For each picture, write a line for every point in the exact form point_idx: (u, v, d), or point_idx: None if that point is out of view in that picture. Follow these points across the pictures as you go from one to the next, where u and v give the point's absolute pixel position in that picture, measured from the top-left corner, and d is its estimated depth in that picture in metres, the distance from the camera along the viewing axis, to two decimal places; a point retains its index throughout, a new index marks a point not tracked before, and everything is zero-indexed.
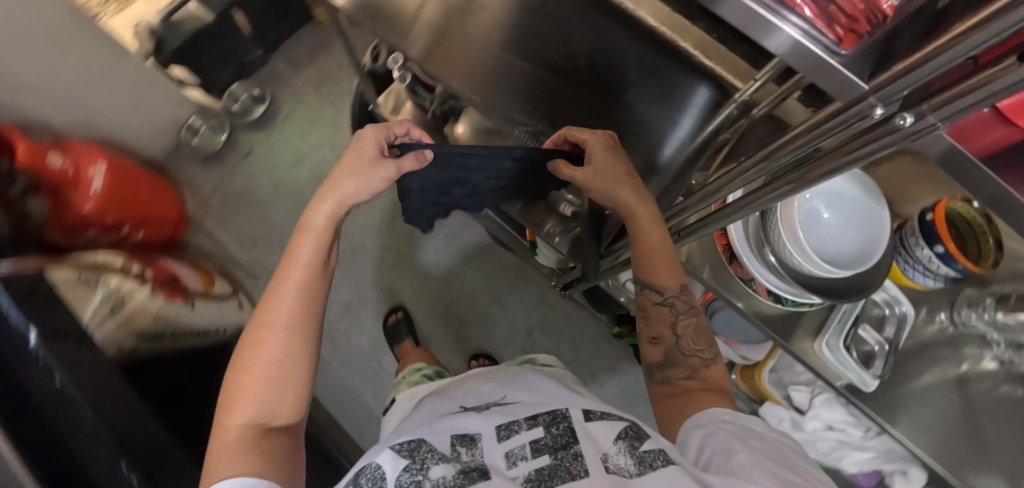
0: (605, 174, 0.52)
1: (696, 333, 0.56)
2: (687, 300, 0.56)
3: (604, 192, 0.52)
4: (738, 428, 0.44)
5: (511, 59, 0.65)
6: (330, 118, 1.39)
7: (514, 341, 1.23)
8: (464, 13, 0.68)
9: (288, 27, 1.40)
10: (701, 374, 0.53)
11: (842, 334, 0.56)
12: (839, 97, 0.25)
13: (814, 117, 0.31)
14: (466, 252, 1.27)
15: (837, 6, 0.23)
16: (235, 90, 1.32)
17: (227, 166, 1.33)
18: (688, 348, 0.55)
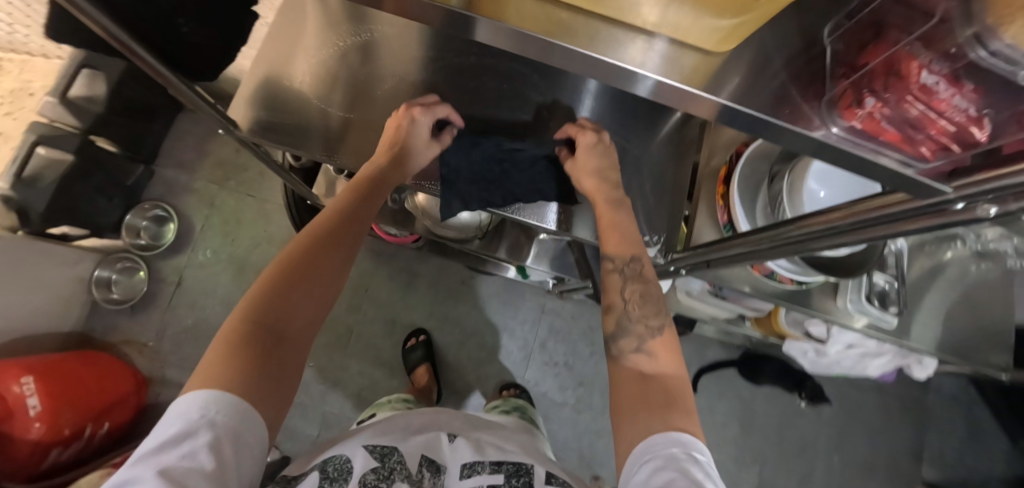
0: (591, 163, 0.58)
1: (643, 300, 0.52)
2: (635, 268, 0.54)
3: (595, 173, 0.58)
4: (683, 471, 0.37)
5: None
6: (255, 210, 1.26)
7: (532, 358, 1.25)
8: (371, 86, 0.65)
9: (161, 128, 1.22)
10: (648, 344, 0.50)
11: (862, 291, 0.63)
12: (914, 196, 0.28)
13: (879, 198, 0.32)
14: (454, 293, 1.25)
15: (925, 134, 0.25)
16: (132, 221, 1.18)
17: (163, 305, 1.19)
18: (634, 314, 0.51)
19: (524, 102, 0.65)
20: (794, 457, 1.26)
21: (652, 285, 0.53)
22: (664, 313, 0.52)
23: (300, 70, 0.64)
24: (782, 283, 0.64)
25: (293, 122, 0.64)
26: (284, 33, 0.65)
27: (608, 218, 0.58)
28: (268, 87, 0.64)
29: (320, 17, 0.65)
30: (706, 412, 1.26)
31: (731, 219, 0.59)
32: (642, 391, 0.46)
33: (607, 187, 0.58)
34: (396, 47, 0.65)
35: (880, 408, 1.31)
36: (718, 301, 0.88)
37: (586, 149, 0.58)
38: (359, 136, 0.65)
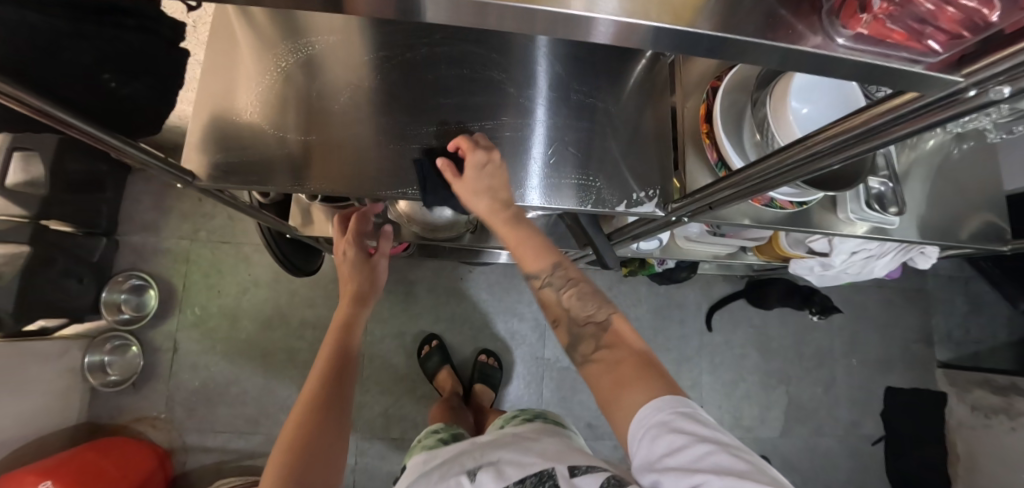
0: (477, 180, 0.54)
1: (580, 299, 0.50)
2: (561, 275, 0.50)
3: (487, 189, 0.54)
4: (678, 431, 0.37)
5: (395, 121, 0.63)
6: (234, 256, 1.21)
7: (548, 336, 1.25)
8: (323, 100, 0.62)
9: (112, 196, 1.15)
10: (604, 339, 0.47)
11: (860, 198, 0.66)
12: (927, 92, 0.28)
13: (893, 100, 0.32)
14: (456, 291, 1.23)
15: (935, 26, 0.25)
16: (110, 297, 1.12)
17: (165, 374, 1.14)
18: (579, 317, 0.49)
19: (483, 85, 0.65)
20: (815, 369, 1.31)
21: (583, 283, 0.51)
22: (606, 305, 0.50)
23: (249, 100, 0.62)
24: (784, 209, 0.65)
25: (252, 159, 0.60)
26: (219, 65, 0.62)
27: (510, 234, 0.53)
28: (217, 126, 0.61)
29: (254, 42, 0.63)
30: (723, 347, 1.29)
31: (722, 155, 0.61)
32: (612, 371, 0.44)
33: (500, 206, 0.54)
34: (338, 57, 0.64)
35: (885, 303, 1.35)
36: (719, 241, 0.92)
37: (473, 168, 0.54)
38: (322, 157, 0.61)
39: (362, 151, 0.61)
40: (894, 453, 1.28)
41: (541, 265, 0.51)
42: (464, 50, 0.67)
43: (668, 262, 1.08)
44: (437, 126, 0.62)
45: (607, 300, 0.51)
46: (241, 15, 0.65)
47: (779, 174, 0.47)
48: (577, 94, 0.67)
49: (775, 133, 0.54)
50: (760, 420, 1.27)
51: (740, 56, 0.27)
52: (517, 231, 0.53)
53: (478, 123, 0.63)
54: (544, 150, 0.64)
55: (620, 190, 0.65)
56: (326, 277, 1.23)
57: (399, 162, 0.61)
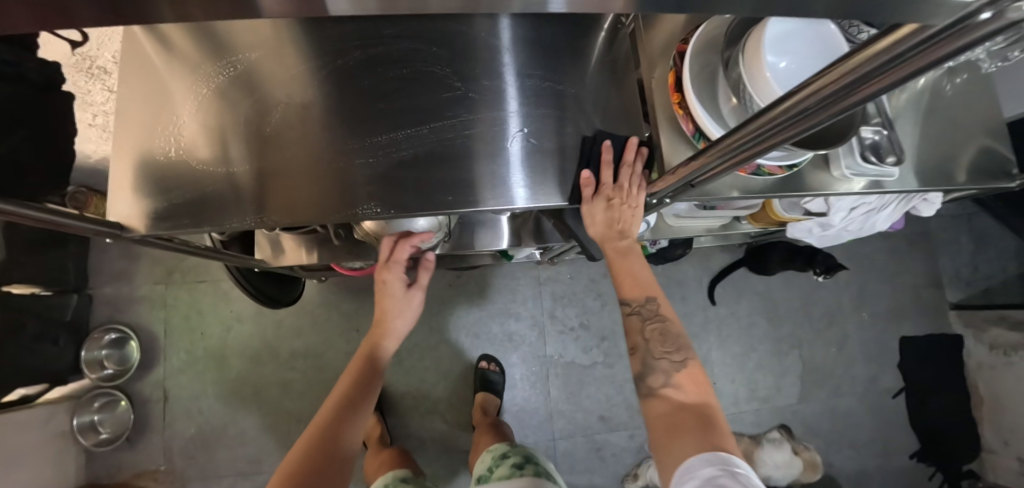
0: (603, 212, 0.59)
1: (662, 338, 0.59)
2: (652, 308, 0.60)
3: (621, 215, 0.59)
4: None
5: (339, 134, 0.58)
6: (212, 294, 1.16)
7: (548, 333, 1.20)
8: (258, 121, 0.58)
9: (75, 250, 1.10)
10: (674, 378, 0.57)
11: (854, 152, 0.61)
12: (932, 16, 0.23)
13: (885, 34, 0.27)
14: (446, 299, 1.18)
15: None
16: (90, 355, 1.08)
17: (159, 426, 1.11)
18: (658, 351, 0.58)
19: (431, 84, 0.60)
20: (826, 329, 1.27)
21: (669, 322, 0.60)
22: (685, 349, 0.58)
23: (180, 135, 0.57)
24: (775, 175, 0.61)
25: (193, 198, 0.56)
26: (142, 103, 0.58)
27: (619, 264, 0.62)
28: (149, 168, 0.56)
29: (178, 72, 0.59)
30: (730, 319, 1.25)
31: (698, 125, 0.56)
32: (673, 414, 0.53)
33: (615, 234, 0.60)
34: (269, 74, 0.59)
35: (890, 251, 1.30)
36: (710, 214, 0.87)
37: (606, 206, 0.59)
38: (264, 185, 0.56)
39: (305, 173, 0.56)
40: (915, 404, 1.25)
41: (642, 293, 0.61)
42: (405, 48, 0.62)
43: (661, 241, 1.03)
44: (385, 135, 0.58)
45: (683, 338, 0.59)
46: (158, 45, 0.60)
47: (762, 140, 0.41)
48: (532, 79, 0.62)
49: (752, 95, 0.49)
50: (776, 389, 1.23)
51: (713, 12, 0.22)
52: (637, 263, 0.62)
53: (428, 126, 0.59)
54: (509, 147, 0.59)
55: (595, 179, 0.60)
56: (310, 303, 1.18)
57: (355, 177, 0.56)
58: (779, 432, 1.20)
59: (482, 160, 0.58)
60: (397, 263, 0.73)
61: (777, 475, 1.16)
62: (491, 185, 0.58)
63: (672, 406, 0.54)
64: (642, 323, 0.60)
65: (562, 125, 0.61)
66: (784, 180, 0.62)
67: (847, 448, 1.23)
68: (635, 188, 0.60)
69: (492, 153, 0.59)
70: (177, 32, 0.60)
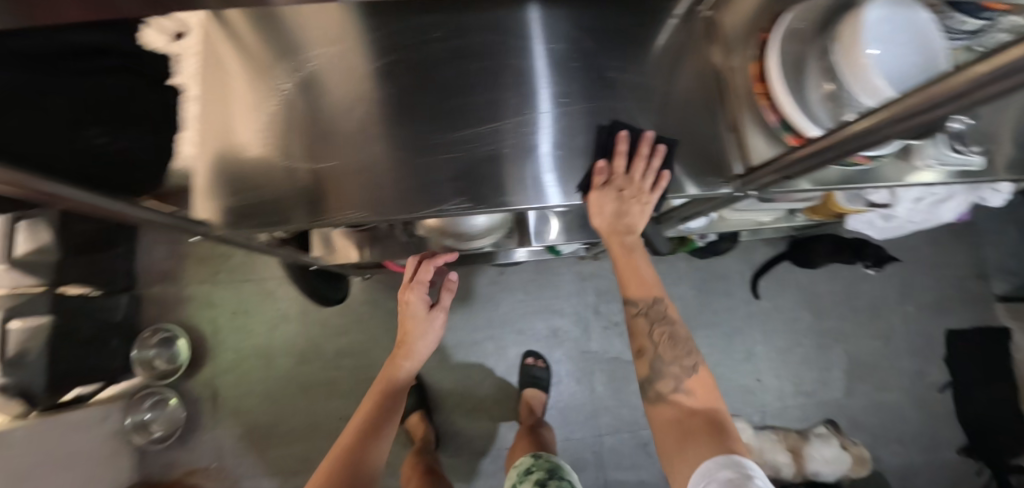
0: (607, 205, 0.57)
1: (672, 343, 0.56)
2: (660, 309, 0.57)
3: (626, 211, 0.57)
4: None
5: (409, 132, 0.59)
6: (258, 293, 1.17)
7: (592, 328, 1.20)
8: (331, 118, 0.59)
9: (125, 250, 1.12)
10: (685, 383, 0.54)
11: (941, 142, 0.60)
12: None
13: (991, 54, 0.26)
14: (490, 295, 1.19)
15: None
16: (141, 354, 1.09)
17: (209, 424, 1.11)
18: (667, 357, 0.55)
19: (495, 82, 0.61)
20: (870, 322, 1.25)
21: (677, 325, 0.57)
22: (695, 353, 0.56)
23: (252, 134, 0.58)
24: (858, 165, 0.61)
25: (266, 199, 0.57)
26: (213, 100, 0.58)
27: (622, 261, 0.59)
28: (223, 168, 0.57)
29: (246, 69, 0.59)
30: (774, 313, 1.24)
31: (784, 115, 0.56)
32: (683, 421, 0.51)
33: (620, 229, 0.58)
34: (337, 73, 0.60)
35: (934, 243, 1.28)
36: (767, 207, 0.86)
37: (612, 197, 0.57)
38: (336, 183, 0.57)
39: (377, 172, 0.58)
40: (963, 398, 1.23)
41: (647, 293, 0.57)
42: (469, 44, 0.62)
43: (710, 236, 1.02)
44: (455, 133, 0.59)
45: (691, 345, 0.56)
46: (228, 37, 0.60)
47: (868, 137, 0.41)
48: (609, 71, 0.63)
49: (847, 81, 0.48)
50: (821, 384, 1.22)
51: None
52: (638, 264, 0.58)
53: (496, 121, 0.60)
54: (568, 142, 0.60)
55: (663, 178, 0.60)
56: (355, 301, 1.18)
57: (425, 177, 0.57)
58: (825, 427, 1.19)
59: (551, 154, 0.59)
60: (421, 284, 0.77)
61: (826, 471, 1.15)
62: (561, 179, 0.58)
63: (677, 413, 0.52)
64: (648, 326, 0.57)
65: (635, 115, 0.61)
66: (863, 172, 0.62)
67: (894, 443, 1.21)
68: (648, 183, 0.58)
69: (561, 146, 0.59)
70: (246, 25, 0.60)
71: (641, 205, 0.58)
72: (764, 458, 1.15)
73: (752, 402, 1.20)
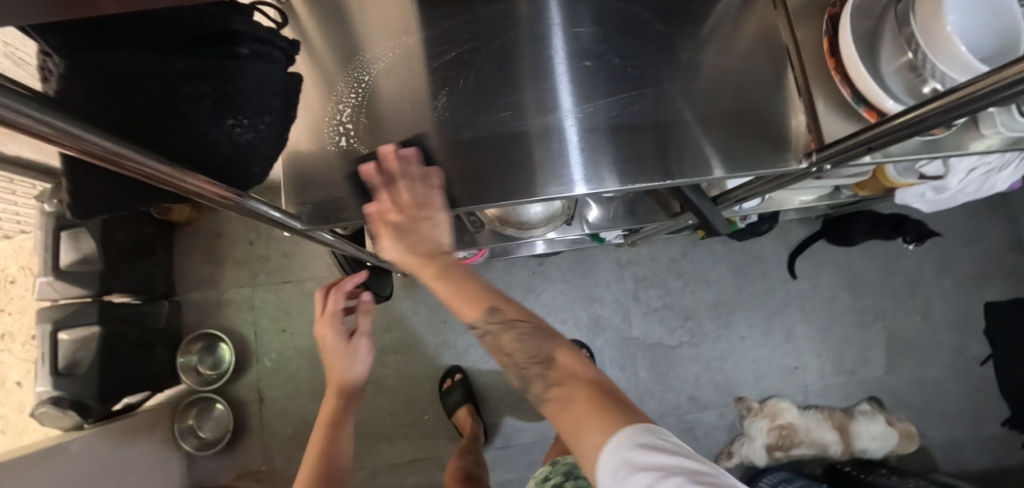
0: (399, 240, 0.54)
1: (522, 343, 0.52)
2: (496, 318, 0.52)
3: (418, 233, 0.54)
4: (643, 473, 0.33)
5: (475, 123, 0.61)
6: (298, 294, 1.17)
7: (632, 315, 1.21)
8: (402, 114, 0.62)
9: (164, 257, 1.12)
10: (556, 377, 0.48)
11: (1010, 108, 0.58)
12: None
13: None
14: (529, 287, 1.21)
15: None
16: (186, 361, 1.09)
17: (256, 427, 1.11)
18: (521, 361, 0.51)
19: (549, 72, 0.64)
20: (908, 297, 1.26)
21: (534, 324, 0.53)
22: (549, 343, 0.51)
23: (329, 133, 0.61)
24: (930, 135, 0.61)
25: (338, 193, 0.58)
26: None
27: (442, 286, 0.54)
28: (302, 167, 0.60)
29: (315, 74, 0.63)
30: (813, 293, 1.24)
31: (859, 89, 0.55)
32: (569, 407, 0.44)
33: (428, 255, 0.54)
34: (400, 73, 0.63)
35: (969, 217, 1.28)
36: (815, 183, 0.85)
37: (393, 231, 0.54)
38: (410, 175, 0.59)
39: (448, 163, 0.60)
40: (1006, 370, 1.23)
41: (478, 311, 0.52)
42: (520, 40, 0.66)
43: (752, 217, 1.00)
44: (521, 123, 0.61)
45: (554, 337, 0.52)
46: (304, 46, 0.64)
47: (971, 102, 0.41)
48: (684, 51, 0.65)
49: (930, 49, 0.48)
50: (862, 361, 1.22)
51: None
52: (460, 281, 0.54)
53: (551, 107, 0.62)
54: (619, 122, 0.62)
55: (699, 158, 0.61)
56: (397, 298, 1.19)
57: (489, 163, 0.60)
58: (869, 404, 1.19)
59: (608, 142, 0.61)
60: (335, 315, 0.81)
61: (873, 448, 1.14)
62: (617, 164, 0.60)
63: (556, 407, 0.46)
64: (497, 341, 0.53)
65: (687, 98, 0.63)
66: (929, 143, 0.61)
67: (937, 418, 1.22)
68: (423, 199, 0.56)
69: (616, 130, 0.62)
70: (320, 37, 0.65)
71: (431, 224, 0.55)
72: (812, 437, 1.15)
73: (795, 382, 1.20)
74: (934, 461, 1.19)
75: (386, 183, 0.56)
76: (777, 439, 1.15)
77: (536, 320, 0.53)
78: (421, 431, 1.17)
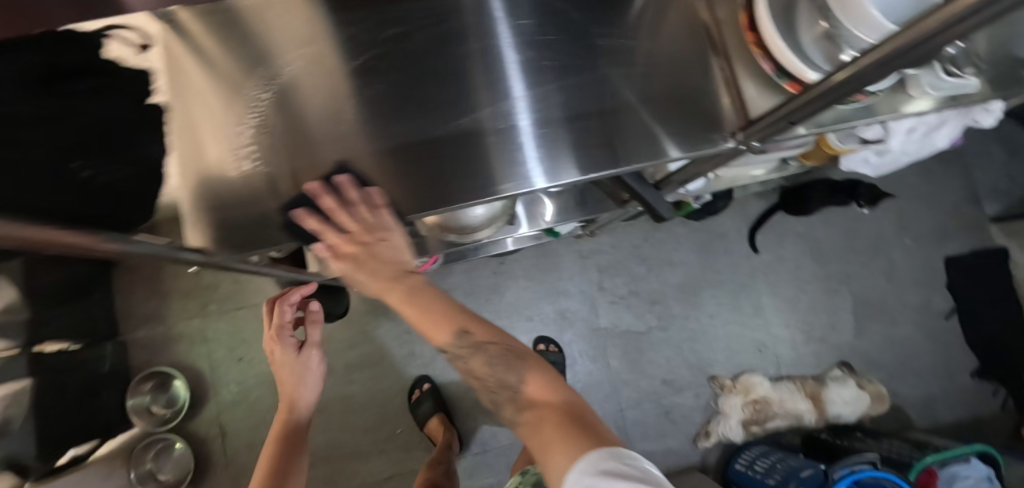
0: (364, 268, 0.53)
1: (492, 367, 0.50)
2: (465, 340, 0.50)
3: (377, 258, 0.53)
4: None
5: (398, 128, 0.56)
6: (252, 320, 1.12)
7: (599, 306, 1.19)
8: (317, 124, 0.56)
9: (101, 298, 1.06)
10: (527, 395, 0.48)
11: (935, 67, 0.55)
12: None
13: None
14: (492, 287, 1.18)
15: None
16: (137, 403, 1.04)
17: (221, 462, 1.07)
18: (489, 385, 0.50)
19: (473, 67, 0.60)
20: (871, 259, 1.26)
21: (512, 342, 0.52)
22: (517, 369, 0.50)
23: (234, 153, 0.54)
24: (858, 102, 0.58)
25: (257, 213, 0.53)
26: (187, 126, 0.54)
27: (407, 308, 0.54)
28: (208, 193, 0.53)
29: (217, 91, 0.56)
30: (777, 265, 1.23)
31: (780, 63, 0.53)
32: (538, 431, 0.44)
33: (393, 277, 0.53)
34: (313, 79, 0.57)
35: (923, 173, 1.29)
36: (760, 158, 0.83)
37: (354, 260, 0.52)
38: (336, 191, 0.54)
39: (373, 172, 0.54)
40: (970, 321, 1.25)
41: (446, 335, 0.51)
42: (441, 36, 0.60)
43: (706, 196, 0.99)
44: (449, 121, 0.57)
45: (521, 358, 0.51)
46: (194, 56, 0.55)
47: (877, 70, 0.39)
48: (603, 37, 0.61)
49: (844, 15, 0.45)
50: (831, 327, 1.23)
51: None
52: (429, 303, 0.53)
53: (476, 102, 0.58)
54: (560, 115, 0.58)
55: (651, 146, 0.58)
56: (356, 314, 1.15)
57: (431, 168, 0.55)
58: (841, 370, 1.20)
59: (546, 134, 0.57)
60: (282, 327, 0.83)
61: (846, 413, 1.16)
62: (550, 159, 0.57)
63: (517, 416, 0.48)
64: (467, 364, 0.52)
65: (615, 81, 0.60)
66: (858, 113, 0.59)
67: (908, 375, 1.23)
68: (383, 224, 0.53)
69: (548, 127, 0.58)
70: (211, 42, 0.56)
71: (387, 245, 0.53)
72: (785, 409, 1.16)
73: (767, 354, 1.20)
74: (908, 418, 1.21)
75: (340, 209, 0.52)
76: (752, 414, 1.16)
77: (506, 341, 0.52)
78: (395, 447, 1.13)
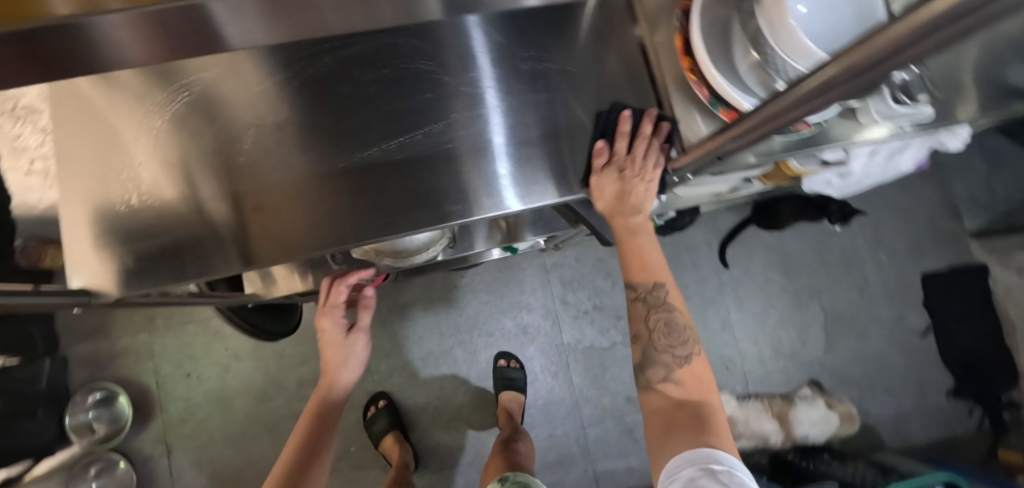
0: (614, 197, 0.53)
1: (668, 331, 0.54)
2: (660, 296, 0.54)
3: (635, 192, 0.53)
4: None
5: (315, 159, 0.52)
6: (201, 334, 1.09)
7: (562, 321, 1.15)
8: (224, 153, 0.51)
9: None
10: (675, 372, 0.53)
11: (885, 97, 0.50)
12: None
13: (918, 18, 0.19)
14: (452, 301, 1.15)
15: None
16: (77, 420, 1.00)
17: (166, 481, 1.04)
18: (661, 344, 0.54)
19: (404, 85, 0.53)
20: (845, 274, 1.22)
21: (677, 312, 0.55)
22: (691, 341, 0.54)
23: (129, 181, 0.50)
24: (802, 133, 0.53)
25: (158, 246, 0.50)
26: (76, 152, 0.50)
27: (627, 245, 0.55)
28: (99, 223, 0.49)
29: (109, 112, 0.51)
30: (748, 280, 1.19)
31: (715, 90, 0.47)
32: (668, 414, 0.51)
33: (623, 210, 0.53)
34: (221, 100, 0.52)
35: (901, 186, 1.24)
36: (720, 179, 0.78)
37: (611, 178, 0.52)
38: (247, 225, 0.51)
39: (287, 208, 0.51)
40: (946, 339, 1.21)
41: (648, 277, 0.55)
42: (371, 48, 0.54)
43: (668, 213, 0.94)
44: (373, 148, 0.52)
45: (683, 329, 0.54)
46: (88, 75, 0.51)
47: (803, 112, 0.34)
48: (527, 61, 0.54)
49: (774, 45, 0.39)
50: (802, 345, 1.19)
51: None
52: (647, 247, 0.55)
53: (405, 128, 0.53)
54: (509, 142, 0.53)
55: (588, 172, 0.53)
56: (309, 329, 1.11)
57: (355, 197, 0.51)
58: (810, 389, 1.16)
59: (479, 164, 0.52)
60: (336, 306, 0.74)
61: (814, 433, 1.13)
62: (480, 190, 0.52)
63: (663, 394, 0.52)
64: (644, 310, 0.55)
65: (549, 100, 0.54)
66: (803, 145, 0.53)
67: (881, 394, 1.20)
68: (653, 162, 0.52)
69: (482, 156, 0.52)
70: None
71: (645, 185, 0.53)
72: (750, 429, 1.13)
73: (734, 372, 1.16)
74: (879, 438, 1.17)
75: (626, 135, 0.52)
76: None
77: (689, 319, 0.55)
78: (348, 465, 1.10)
